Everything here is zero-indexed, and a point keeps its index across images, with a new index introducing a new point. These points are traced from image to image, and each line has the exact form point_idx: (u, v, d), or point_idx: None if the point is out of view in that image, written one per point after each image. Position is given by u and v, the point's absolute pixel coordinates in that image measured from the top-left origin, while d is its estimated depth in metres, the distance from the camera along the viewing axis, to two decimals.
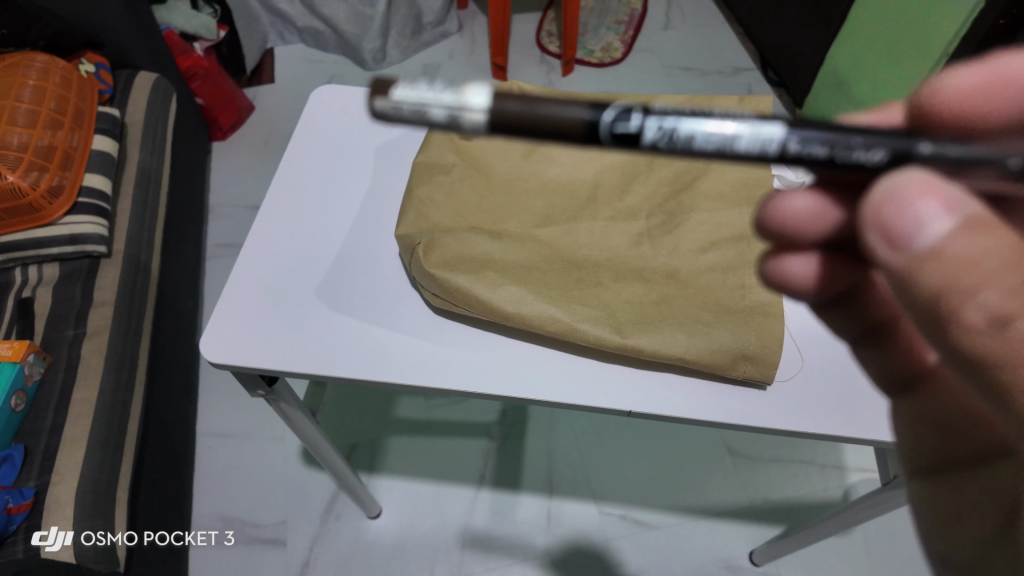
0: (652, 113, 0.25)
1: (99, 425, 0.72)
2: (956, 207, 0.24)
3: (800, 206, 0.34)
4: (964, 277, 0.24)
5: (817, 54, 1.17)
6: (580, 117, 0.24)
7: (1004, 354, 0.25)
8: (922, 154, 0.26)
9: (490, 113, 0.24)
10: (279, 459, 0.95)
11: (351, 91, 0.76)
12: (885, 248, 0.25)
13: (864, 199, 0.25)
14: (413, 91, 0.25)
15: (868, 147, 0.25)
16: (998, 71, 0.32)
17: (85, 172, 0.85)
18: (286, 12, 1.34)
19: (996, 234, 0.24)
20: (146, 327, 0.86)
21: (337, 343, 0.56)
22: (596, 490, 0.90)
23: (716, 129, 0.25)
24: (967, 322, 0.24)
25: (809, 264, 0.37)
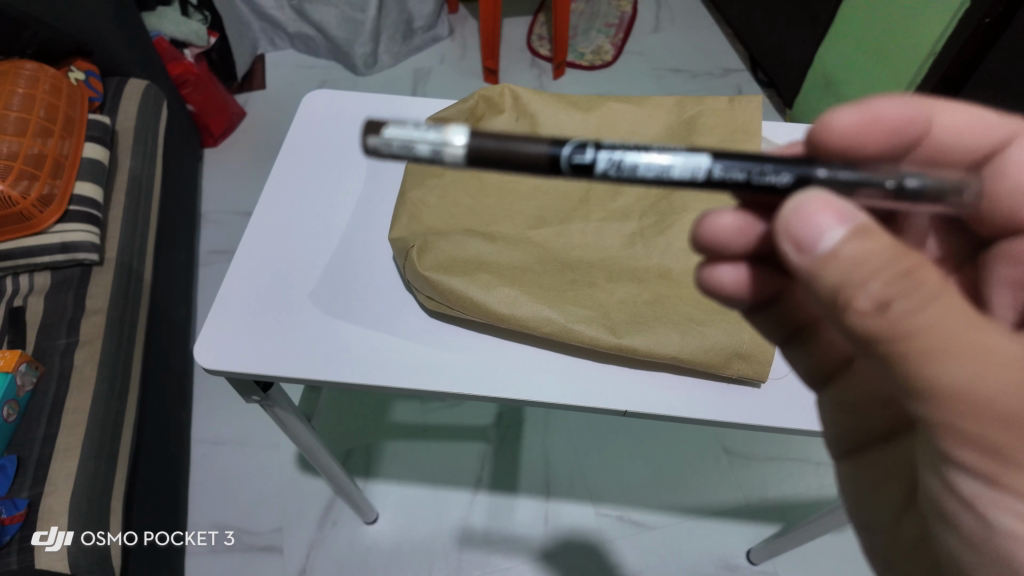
0: (603, 147, 0.29)
1: (93, 434, 0.72)
2: (851, 216, 0.25)
3: (727, 222, 0.37)
4: (855, 273, 0.25)
5: (806, 55, 1.18)
6: (544, 150, 0.28)
7: (888, 331, 0.26)
8: (820, 177, 0.29)
9: (466, 148, 0.28)
10: (274, 466, 0.94)
11: (344, 93, 0.77)
12: (793, 254, 0.27)
13: (775, 215, 0.27)
14: (403, 130, 0.28)
15: (777, 171, 0.28)
16: (873, 111, 0.34)
17: (76, 180, 0.84)
18: (276, 18, 1.34)
19: (883, 237, 0.25)
20: (139, 335, 0.85)
21: (332, 348, 0.56)
22: (594, 492, 0.90)
23: (655, 158, 0.28)
24: (857, 309, 0.26)
25: (739, 273, 0.37)
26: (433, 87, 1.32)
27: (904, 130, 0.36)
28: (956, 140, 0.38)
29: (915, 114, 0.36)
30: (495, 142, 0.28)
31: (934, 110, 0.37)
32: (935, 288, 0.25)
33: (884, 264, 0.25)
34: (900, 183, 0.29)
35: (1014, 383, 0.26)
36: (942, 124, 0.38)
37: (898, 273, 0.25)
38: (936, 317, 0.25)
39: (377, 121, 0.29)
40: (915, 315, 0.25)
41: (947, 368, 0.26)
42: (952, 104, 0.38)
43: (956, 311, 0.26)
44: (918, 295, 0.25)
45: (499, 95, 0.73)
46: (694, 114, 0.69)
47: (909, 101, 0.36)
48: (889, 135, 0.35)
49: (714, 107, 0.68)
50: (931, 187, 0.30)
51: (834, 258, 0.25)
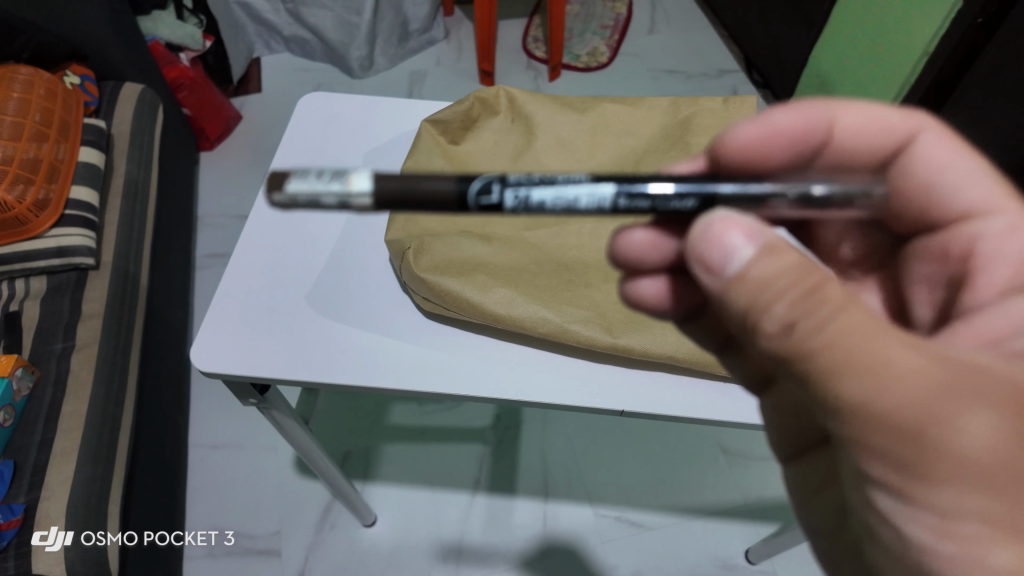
0: (509, 186, 0.31)
1: (90, 439, 0.72)
2: (759, 236, 0.29)
3: (640, 238, 0.41)
4: (762, 294, 0.28)
5: (800, 56, 1.18)
6: (452, 194, 0.30)
7: (796, 351, 0.28)
8: (722, 194, 0.32)
9: (371, 198, 0.29)
10: (271, 470, 0.94)
11: (339, 97, 0.78)
12: (707, 275, 0.30)
13: (689, 238, 0.30)
14: (303, 184, 0.30)
15: (681, 197, 0.32)
16: (771, 122, 0.39)
17: (72, 185, 0.84)
18: (271, 22, 1.34)
19: (787, 254, 0.28)
20: (136, 339, 0.85)
21: (331, 350, 0.56)
22: (593, 494, 0.90)
23: (561, 194, 0.31)
24: (767, 330, 0.28)
25: (655, 284, 0.43)
26: (428, 91, 1.33)
27: (798, 140, 0.40)
28: (864, 137, 0.41)
29: (813, 122, 0.40)
30: (400, 183, 0.30)
31: (834, 111, 0.41)
32: (838, 303, 0.27)
33: (788, 280, 0.28)
34: (806, 190, 0.32)
35: (918, 395, 0.27)
36: (848, 124, 0.41)
37: (800, 287, 0.27)
38: (839, 328, 0.27)
39: (276, 175, 0.30)
40: (817, 330, 0.27)
41: (849, 378, 0.27)
42: (855, 103, 0.41)
43: (860, 324, 0.27)
44: (821, 308, 0.27)
45: (495, 96, 0.73)
46: (689, 115, 0.69)
47: (804, 110, 0.40)
48: (788, 144, 0.39)
49: (708, 107, 0.69)
50: (836, 193, 0.32)
51: (741, 273, 0.28)
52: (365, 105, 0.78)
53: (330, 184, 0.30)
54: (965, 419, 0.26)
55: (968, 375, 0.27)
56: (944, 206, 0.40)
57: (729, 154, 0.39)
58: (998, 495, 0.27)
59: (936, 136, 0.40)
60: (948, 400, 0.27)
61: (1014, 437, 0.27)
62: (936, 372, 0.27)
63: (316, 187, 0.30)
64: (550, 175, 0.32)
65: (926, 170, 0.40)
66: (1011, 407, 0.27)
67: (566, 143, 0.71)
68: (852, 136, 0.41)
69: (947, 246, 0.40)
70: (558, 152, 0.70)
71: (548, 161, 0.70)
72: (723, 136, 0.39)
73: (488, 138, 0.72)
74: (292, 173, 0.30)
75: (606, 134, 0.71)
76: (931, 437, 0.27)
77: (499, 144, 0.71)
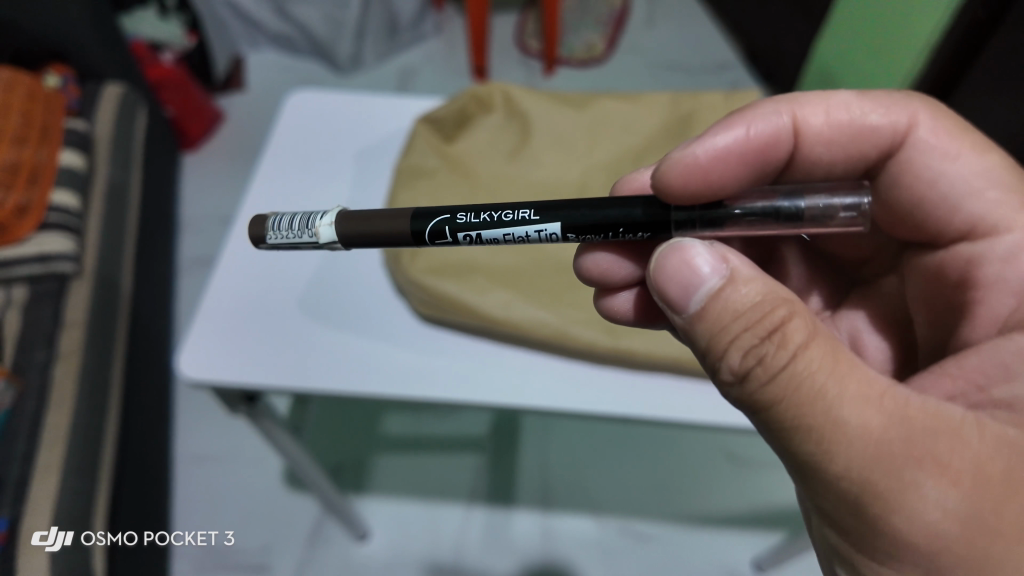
0: (457, 230, 0.35)
1: (74, 453, 0.68)
2: (723, 264, 0.31)
3: (602, 258, 0.41)
4: (720, 335, 0.30)
5: (800, 51, 1.16)
6: (405, 231, 0.35)
7: (755, 401, 0.30)
8: (675, 217, 0.34)
9: (345, 244, 0.36)
10: (261, 482, 0.91)
11: (328, 95, 0.76)
12: (672, 313, 0.32)
13: (654, 264, 0.32)
14: (283, 239, 0.37)
15: (634, 233, 0.34)
16: (716, 145, 0.37)
17: (54, 189, 0.81)
18: (257, 19, 1.30)
19: (753, 286, 0.30)
20: (118, 348, 0.82)
21: (325, 357, 0.54)
22: (594, 504, 0.86)
23: (509, 233, 0.34)
24: (726, 372, 0.31)
25: (630, 297, 0.43)
26: (419, 91, 1.30)
27: (758, 152, 0.38)
28: (837, 141, 0.39)
29: (776, 130, 0.39)
30: (360, 227, 0.35)
31: (796, 113, 0.39)
32: (798, 345, 0.29)
33: (748, 318, 0.30)
34: (774, 205, 0.33)
35: (868, 460, 0.29)
36: (817, 125, 0.39)
37: (759, 329, 0.29)
38: (797, 375, 0.29)
39: (261, 234, 0.37)
40: (773, 379, 0.29)
41: (802, 435, 0.29)
42: (822, 100, 0.39)
43: (820, 375, 0.29)
44: (780, 352, 0.29)
45: (490, 94, 0.71)
46: (690, 110, 0.67)
47: (758, 122, 0.38)
48: (742, 161, 0.38)
49: (710, 103, 0.67)
50: (811, 208, 0.32)
51: (705, 306, 0.30)
52: (355, 103, 0.75)
53: (303, 235, 0.36)
54: (909, 491, 0.29)
55: (921, 450, 0.29)
56: (943, 221, 0.38)
57: (671, 181, 0.34)
58: (934, 571, 0.29)
59: (929, 129, 0.38)
60: (895, 472, 0.29)
61: (956, 519, 0.29)
62: (891, 441, 0.29)
63: (292, 228, 0.36)
64: (498, 211, 0.34)
65: (921, 175, 0.38)
66: (957, 488, 0.29)
67: (565, 141, 0.68)
68: (823, 139, 0.39)
69: (944, 265, 0.39)
70: (556, 150, 0.67)
71: (547, 161, 0.66)
72: (663, 160, 0.35)
73: (483, 137, 0.69)
74: (270, 232, 0.37)
75: (606, 131, 0.68)
76: (876, 505, 0.29)
77: (494, 144, 0.68)
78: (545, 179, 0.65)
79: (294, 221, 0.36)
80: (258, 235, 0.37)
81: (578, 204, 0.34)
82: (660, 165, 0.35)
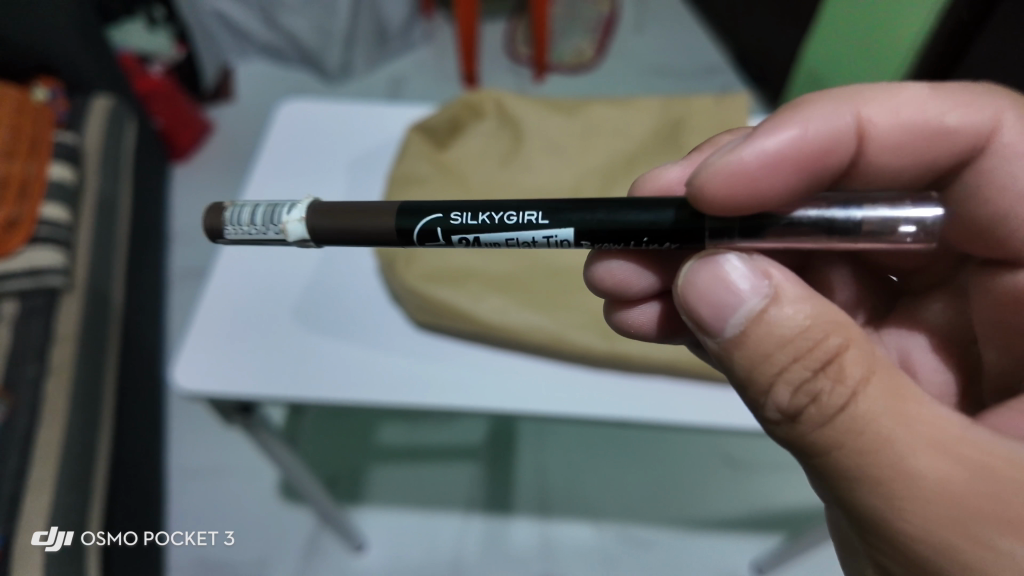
0: (454, 234, 0.34)
1: (66, 467, 0.67)
2: (765, 283, 0.30)
3: (617, 269, 0.39)
4: (765, 372, 0.30)
5: (790, 55, 1.17)
6: (391, 228, 0.34)
7: (812, 446, 0.30)
8: (710, 226, 0.32)
9: (315, 240, 0.35)
10: (256, 495, 0.90)
11: (318, 104, 0.75)
12: (705, 337, 0.31)
13: (682, 283, 0.31)
14: (244, 233, 0.36)
15: (661, 244, 0.33)
16: (767, 149, 0.33)
17: (43, 204, 0.80)
18: (245, 29, 1.30)
19: (803, 306, 0.29)
20: (110, 359, 0.81)
21: (326, 371, 0.53)
22: (592, 510, 0.86)
23: (516, 238, 0.33)
24: (772, 410, 0.31)
25: (646, 310, 0.42)
26: (411, 98, 1.30)
27: (828, 150, 0.35)
28: (901, 142, 0.36)
29: (837, 128, 0.35)
30: (336, 227, 0.34)
31: (861, 112, 0.35)
32: (857, 381, 0.29)
33: (798, 349, 0.29)
34: (828, 216, 0.30)
35: (947, 517, 0.28)
36: (881, 123, 0.36)
37: (811, 362, 0.29)
38: (858, 415, 0.29)
39: (219, 227, 0.36)
40: (830, 420, 0.29)
41: (868, 484, 0.29)
42: (888, 98, 0.36)
43: (882, 415, 0.29)
44: (838, 388, 0.29)
45: (481, 101, 0.71)
46: (680, 115, 0.68)
47: (825, 118, 0.35)
48: (798, 168, 0.34)
49: (699, 108, 0.68)
50: (870, 221, 0.30)
51: (744, 329, 0.29)
52: (345, 112, 0.75)
53: (267, 231, 0.35)
54: (994, 556, 0.28)
55: (1012, 509, 0.28)
56: None
57: (713, 187, 0.31)
58: None
59: (1017, 132, 0.35)
60: (977, 532, 0.28)
61: None
62: (970, 494, 0.28)
63: (252, 219, 0.35)
64: (499, 215, 0.33)
65: (1003, 188, 0.36)
66: None
67: (556, 147, 0.68)
68: (885, 140, 0.36)
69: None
70: (546, 155, 0.67)
71: (537, 166, 0.66)
72: (702, 163, 0.32)
73: (475, 144, 0.69)
74: (230, 225, 0.36)
75: (597, 136, 0.68)
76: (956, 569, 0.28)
77: (486, 151, 0.68)
78: (539, 183, 0.66)
79: (258, 216, 0.35)
80: (217, 227, 0.36)
81: (591, 209, 0.32)
82: (699, 167, 0.32)
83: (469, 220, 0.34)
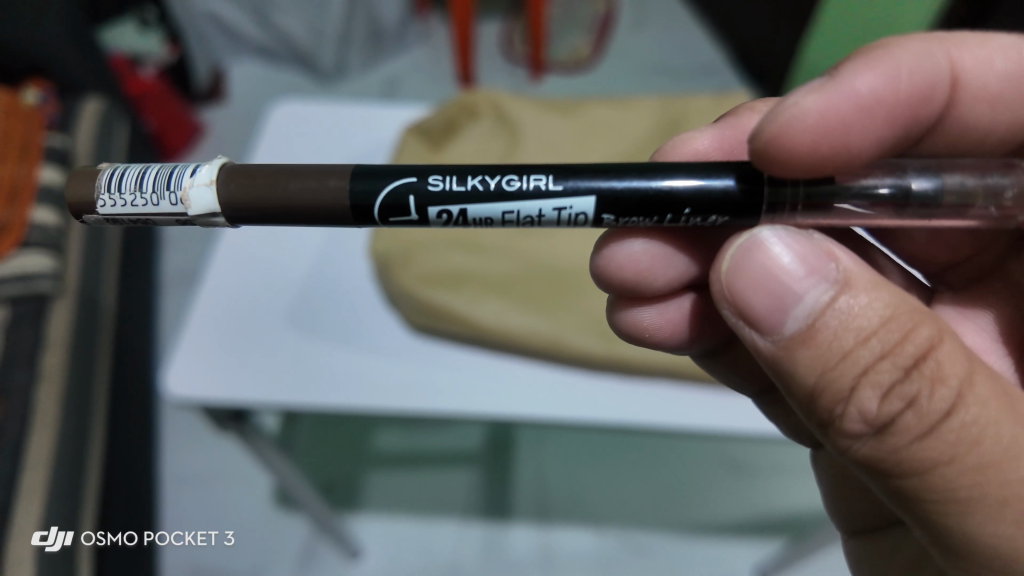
0: (432, 205, 0.31)
1: (57, 475, 0.65)
2: (832, 269, 0.29)
3: (640, 253, 0.37)
4: (849, 384, 0.28)
5: (791, 50, 1.15)
6: (341, 206, 0.31)
7: (913, 464, 0.29)
8: (770, 195, 0.31)
9: (222, 212, 0.32)
10: (249, 503, 0.88)
11: (312, 104, 0.74)
12: (759, 338, 0.30)
13: (727, 269, 0.30)
14: (123, 205, 0.32)
15: (703, 217, 0.31)
16: (860, 89, 0.32)
17: (33, 208, 0.78)
18: (238, 29, 1.28)
19: (881, 294, 0.28)
20: (101, 364, 0.80)
21: (331, 375, 0.52)
22: (593, 516, 0.84)
23: (519, 208, 0.31)
24: (858, 423, 0.29)
25: (654, 310, 0.40)
26: (406, 97, 1.28)
27: (926, 94, 0.34)
28: (992, 90, 0.36)
29: (930, 71, 0.34)
30: (253, 198, 0.31)
31: (953, 60, 0.35)
32: (960, 382, 0.28)
33: (884, 344, 0.28)
34: (906, 185, 0.30)
35: None
36: (971, 70, 0.36)
37: (902, 360, 0.28)
38: (966, 423, 0.28)
39: (91, 198, 0.32)
40: (936, 431, 0.28)
41: (977, 501, 0.28)
42: (980, 50, 0.36)
43: (986, 415, 0.28)
44: (940, 391, 0.28)
45: (478, 102, 0.70)
46: (680, 115, 0.67)
47: (926, 63, 0.34)
48: (889, 116, 0.33)
49: (699, 107, 0.67)
50: (950, 192, 0.30)
51: (811, 323, 0.28)
52: (340, 111, 0.74)
53: (157, 201, 0.32)
54: None
55: None
56: None
57: (790, 134, 0.30)
58: None
59: None
60: None
61: None
62: None
63: (137, 190, 0.32)
64: (495, 183, 0.31)
65: None
66: None
67: (554, 145, 0.66)
68: (977, 88, 0.36)
69: None
70: (544, 156, 0.65)
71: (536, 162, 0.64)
72: (782, 102, 0.31)
73: (473, 143, 0.67)
74: (103, 195, 0.32)
75: (597, 135, 0.67)
76: None
77: (484, 149, 0.67)
78: None
79: (146, 183, 0.32)
80: (90, 197, 0.32)
81: (612, 178, 0.31)
82: (773, 110, 0.30)
83: (452, 186, 0.31)
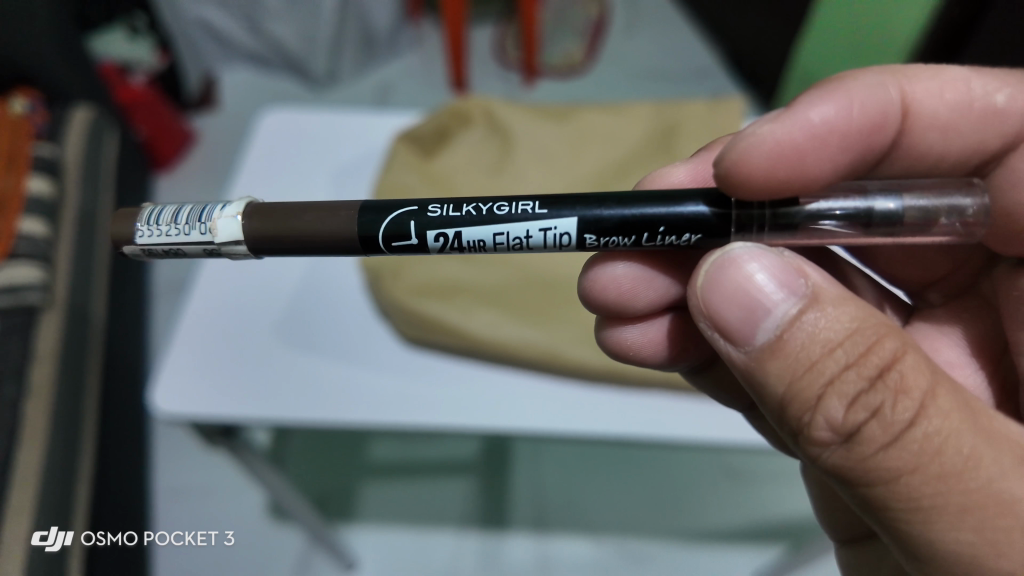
0: (430, 229, 0.31)
1: (51, 487, 0.65)
2: (801, 284, 0.29)
3: (622, 275, 0.37)
4: (815, 394, 0.28)
5: (782, 55, 1.16)
6: (351, 236, 0.31)
7: (879, 475, 0.29)
8: (738, 215, 0.31)
9: (248, 243, 0.32)
10: (242, 515, 0.88)
11: (306, 115, 0.74)
12: (732, 349, 0.30)
13: (702, 284, 0.31)
14: (159, 236, 0.32)
15: (677, 237, 0.31)
16: (812, 121, 0.33)
17: (20, 216, 0.77)
18: (229, 37, 1.28)
19: (847, 308, 0.29)
20: (90, 377, 0.79)
21: (314, 385, 0.52)
22: (588, 524, 0.84)
23: (508, 230, 0.31)
24: (825, 433, 0.29)
25: (636, 330, 0.40)
26: (399, 104, 1.28)
27: (877, 125, 0.35)
28: (944, 119, 0.37)
29: (882, 101, 0.35)
30: (276, 228, 0.31)
31: (904, 90, 0.36)
32: (923, 394, 0.28)
33: (849, 355, 0.28)
34: (868, 204, 0.31)
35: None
36: (921, 100, 0.37)
37: (867, 371, 0.28)
38: (928, 435, 0.28)
39: (130, 232, 0.32)
40: (899, 442, 0.28)
41: (939, 511, 0.28)
42: (932, 79, 0.37)
43: (945, 428, 0.28)
44: (903, 403, 0.28)
45: (470, 109, 0.70)
46: (673, 122, 0.67)
47: (877, 92, 0.35)
48: (843, 143, 0.34)
49: (693, 115, 0.67)
50: (911, 210, 0.30)
51: (780, 336, 0.29)
52: (334, 122, 0.74)
53: (189, 230, 0.32)
54: None
55: None
56: None
57: (750, 161, 0.31)
58: None
59: None
60: None
61: None
62: None
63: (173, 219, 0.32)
64: (487, 207, 0.31)
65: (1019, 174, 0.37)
66: None
67: (543, 155, 0.66)
68: (928, 117, 0.37)
69: None
70: (534, 168, 0.65)
71: (527, 172, 0.65)
72: (740, 133, 0.32)
73: (463, 153, 0.67)
74: (141, 227, 0.32)
75: (588, 141, 0.67)
76: None
77: (472, 159, 0.67)
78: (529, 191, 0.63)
79: (181, 216, 0.32)
80: (127, 231, 0.32)
81: (593, 202, 0.31)
82: (731, 141, 0.31)
83: (449, 212, 0.32)
